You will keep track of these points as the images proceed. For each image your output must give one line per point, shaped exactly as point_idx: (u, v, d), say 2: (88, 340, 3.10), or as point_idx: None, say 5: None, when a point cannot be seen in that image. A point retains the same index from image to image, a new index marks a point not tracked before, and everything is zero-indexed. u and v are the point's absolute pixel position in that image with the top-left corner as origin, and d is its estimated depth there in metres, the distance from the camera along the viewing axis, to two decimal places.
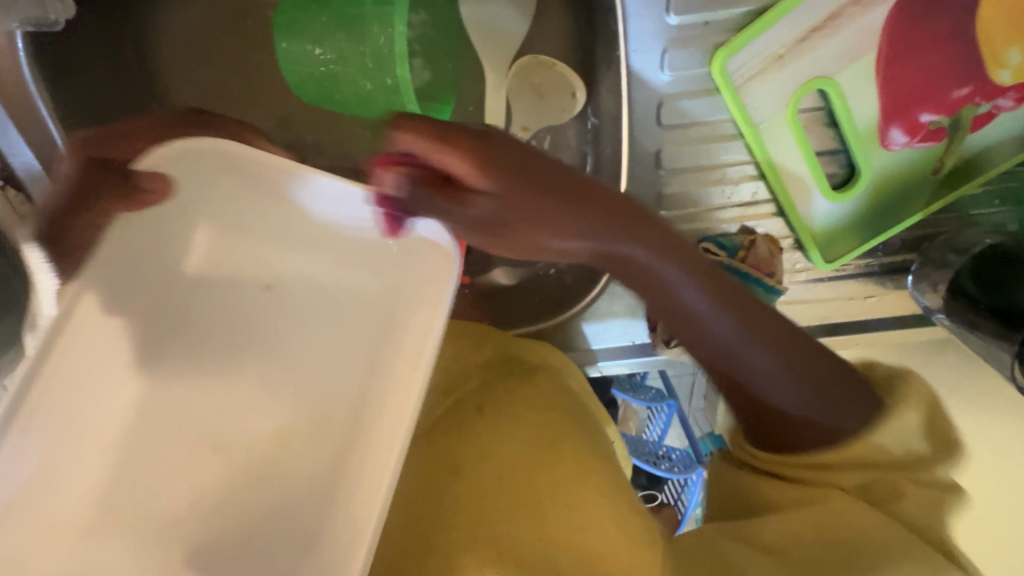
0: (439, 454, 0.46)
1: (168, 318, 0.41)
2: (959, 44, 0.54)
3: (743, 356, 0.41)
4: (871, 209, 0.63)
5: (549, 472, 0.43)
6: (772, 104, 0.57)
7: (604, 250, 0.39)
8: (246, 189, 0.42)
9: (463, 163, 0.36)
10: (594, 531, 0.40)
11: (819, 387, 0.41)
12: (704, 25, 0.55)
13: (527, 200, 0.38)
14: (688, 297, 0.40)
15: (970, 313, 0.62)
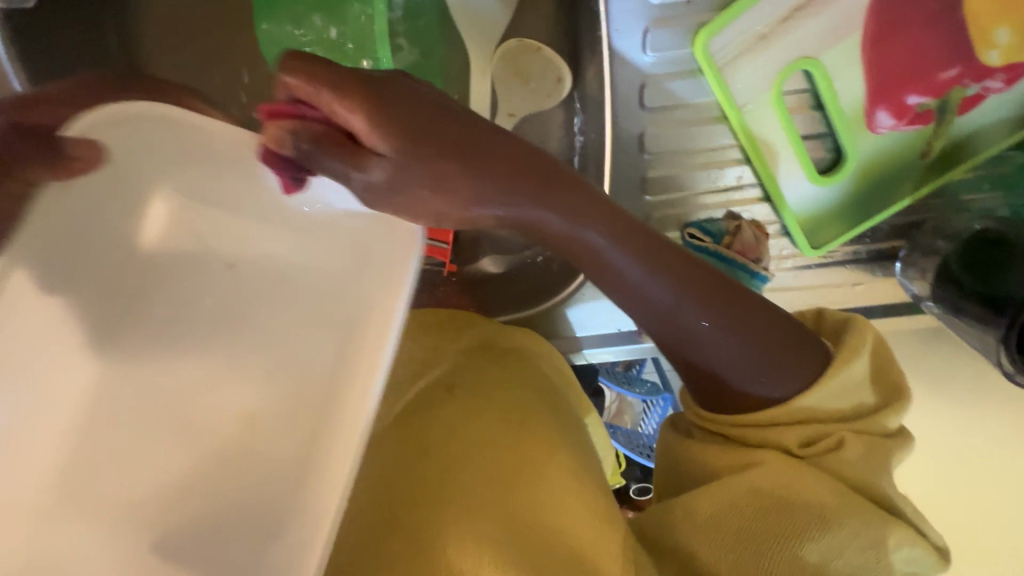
0: (410, 433, 0.45)
1: (119, 302, 0.41)
2: (945, 25, 0.53)
3: (683, 318, 0.40)
4: (858, 193, 0.62)
5: (517, 449, 0.43)
6: (756, 86, 0.56)
7: (526, 217, 0.36)
8: (197, 165, 0.41)
9: (360, 117, 0.31)
10: (560, 510, 0.40)
11: (754, 348, 0.40)
12: (686, 5, 0.55)
13: (435, 162, 0.33)
14: (621, 264, 0.38)
15: (952, 296, 0.61)
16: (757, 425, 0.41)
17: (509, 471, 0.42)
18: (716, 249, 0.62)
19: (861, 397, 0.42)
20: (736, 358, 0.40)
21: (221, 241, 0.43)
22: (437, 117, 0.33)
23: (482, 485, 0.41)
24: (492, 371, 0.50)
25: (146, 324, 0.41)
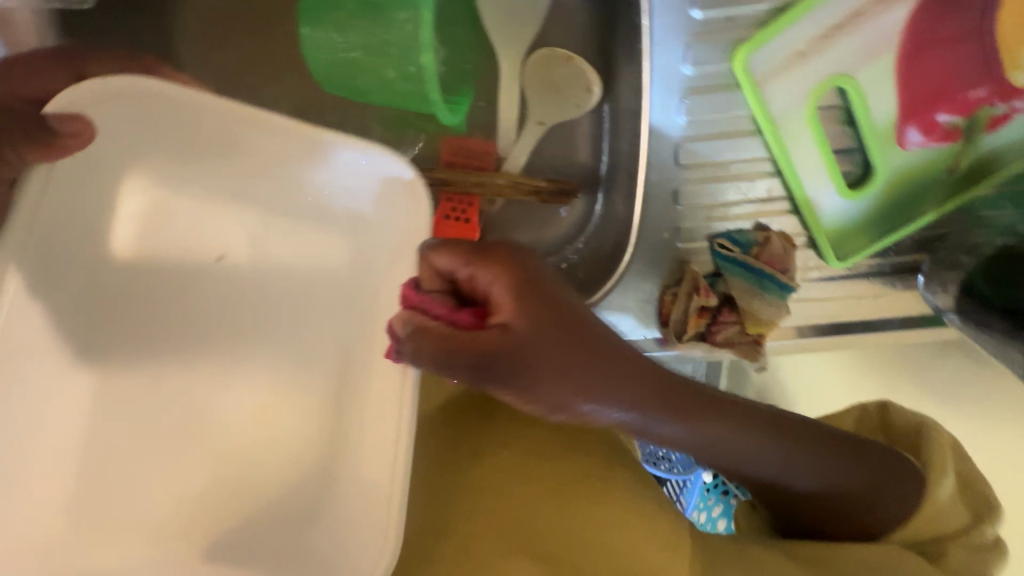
0: (468, 433, 0.47)
1: (110, 295, 0.43)
2: (975, 44, 0.54)
3: (786, 478, 0.44)
4: (885, 208, 0.63)
5: (574, 461, 0.44)
6: (792, 102, 0.57)
7: (642, 415, 0.37)
8: (189, 149, 0.44)
9: (498, 288, 0.35)
10: (616, 526, 0.41)
11: (854, 482, 0.44)
12: (727, 21, 0.57)
13: (556, 351, 0.34)
14: (732, 444, 0.41)
15: (979, 313, 0.64)
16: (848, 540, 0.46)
17: (566, 483, 0.43)
18: (744, 259, 0.63)
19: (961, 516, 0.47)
20: (829, 498, 0.45)
21: (268, 231, 0.46)
22: (567, 332, 0.34)
23: (539, 498, 0.42)
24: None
25: (131, 313, 0.43)
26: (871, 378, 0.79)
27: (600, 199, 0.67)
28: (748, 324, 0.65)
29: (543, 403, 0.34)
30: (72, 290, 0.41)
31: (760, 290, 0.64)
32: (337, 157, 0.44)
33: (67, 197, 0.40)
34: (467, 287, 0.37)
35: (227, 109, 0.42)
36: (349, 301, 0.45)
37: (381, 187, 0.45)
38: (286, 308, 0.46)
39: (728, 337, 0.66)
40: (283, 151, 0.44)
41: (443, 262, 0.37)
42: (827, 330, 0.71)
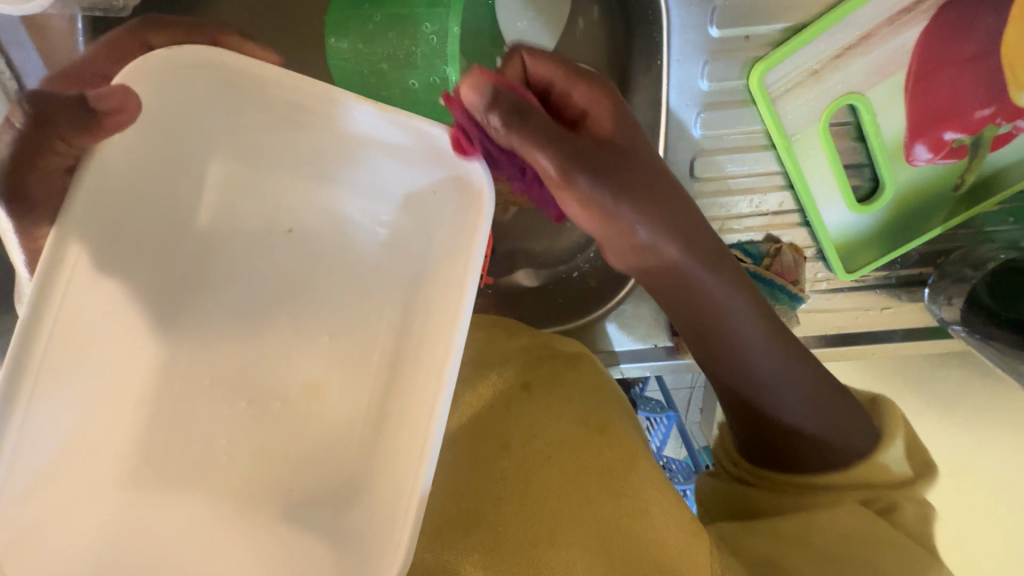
0: (491, 430, 0.48)
1: (187, 272, 0.44)
2: (983, 67, 0.56)
3: (780, 387, 0.48)
4: (893, 222, 0.65)
5: (599, 455, 0.46)
6: (806, 118, 0.59)
7: (674, 248, 0.45)
8: (256, 117, 0.41)
9: (605, 120, 0.43)
10: (641, 514, 0.43)
11: (832, 413, 0.48)
12: (744, 39, 0.57)
13: (633, 176, 0.42)
14: (743, 321, 0.48)
15: (982, 322, 0.66)
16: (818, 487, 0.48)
17: (594, 478, 0.44)
18: (757, 270, 0.65)
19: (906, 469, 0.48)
20: (805, 436, 0.49)
21: (310, 220, 0.46)
22: (641, 167, 0.43)
23: (567, 489, 0.44)
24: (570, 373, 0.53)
25: (208, 295, 0.45)
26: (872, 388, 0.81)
27: None
28: None
29: (601, 217, 0.42)
30: (151, 268, 0.41)
31: (773, 299, 0.67)
32: (396, 125, 0.39)
33: (142, 174, 0.38)
34: (553, 95, 0.44)
35: (290, 79, 0.38)
36: (415, 278, 0.45)
37: (442, 182, 0.42)
38: (341, 293, 0.46)
39: None
40: (340, 121, 0.40)
41: (537, 67, 0.43)
42: (834, 340, 0.73)
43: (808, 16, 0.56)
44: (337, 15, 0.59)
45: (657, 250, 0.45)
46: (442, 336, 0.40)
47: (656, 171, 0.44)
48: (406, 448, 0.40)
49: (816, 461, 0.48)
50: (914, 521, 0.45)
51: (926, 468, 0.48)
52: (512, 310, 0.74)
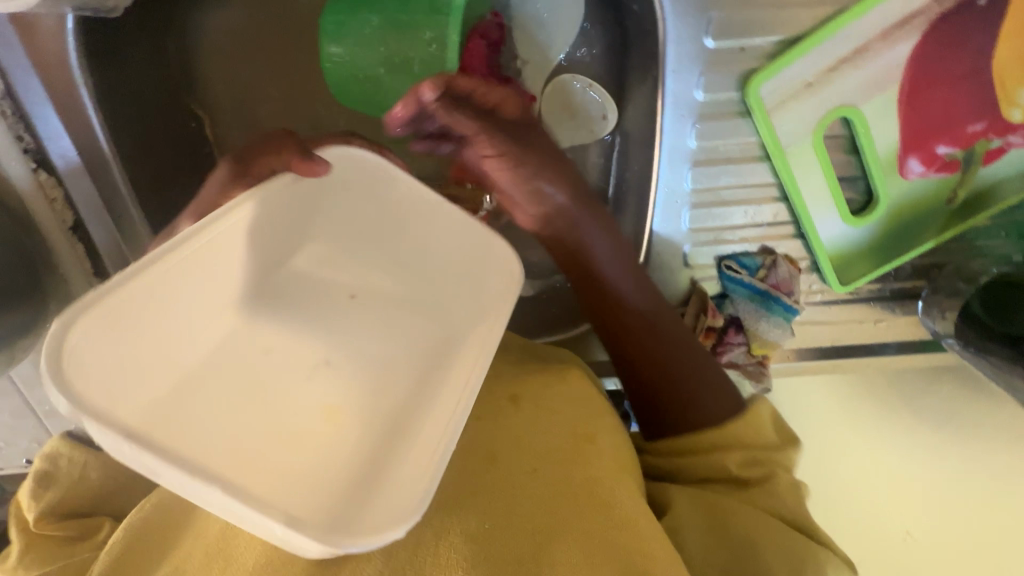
0: (471, 444, 0.47)
1: (269, 287, 0.48)
2: (975, 82, 0.56)
3: (654, 329, 0.55)
4: (886, 235, 0.65)
5: (587, 467, 0.47)
6: (800, 130, 0.59)
7: (569, 206, 0.53)
8: (355, 207, 0.48)
9: (511, 103, 0.50)
10: (627, 527, 0.44)
11: (699, 363, 0.56)
12: (740, 51, 0.57)
13: (539, 152, 0.51)
14: (616, 273, 0.55)
15: (977, 337, 0.66)
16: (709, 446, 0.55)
17: (580, 487, 0.46)
18: (751, 282, 0.66)
19: (770, 435, 0.56)
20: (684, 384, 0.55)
21: (371, 288, 0.51)
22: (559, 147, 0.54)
23: (554, 500, 0.45)
24: (549, 386, 0.53)
25: (274, 322, 0.48)
26: (864, 403, 0.80)
27: None
28: (755, 345, 0.69)
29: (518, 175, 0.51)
30: (262, 248, 0.46)
31: (767, 312, 0.67)
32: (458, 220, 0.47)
33: (287, 202, 0.45)
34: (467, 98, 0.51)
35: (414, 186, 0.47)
36: (443, 349, 0.48)
37: (483, 273, 0.48)
38: (361, 332, 0.50)
39: (733, 358, 0.70)
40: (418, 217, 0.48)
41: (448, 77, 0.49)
42: (826, 351, 0.74)
43: (802, 28, 0.56)
44: (335, 20, 0.58)
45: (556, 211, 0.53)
46: (467, 377, 0.42)
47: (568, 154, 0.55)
48: (418, 448, 0.39)
49: (699, 413, 0.55)
50: (784, 487, 0.53)
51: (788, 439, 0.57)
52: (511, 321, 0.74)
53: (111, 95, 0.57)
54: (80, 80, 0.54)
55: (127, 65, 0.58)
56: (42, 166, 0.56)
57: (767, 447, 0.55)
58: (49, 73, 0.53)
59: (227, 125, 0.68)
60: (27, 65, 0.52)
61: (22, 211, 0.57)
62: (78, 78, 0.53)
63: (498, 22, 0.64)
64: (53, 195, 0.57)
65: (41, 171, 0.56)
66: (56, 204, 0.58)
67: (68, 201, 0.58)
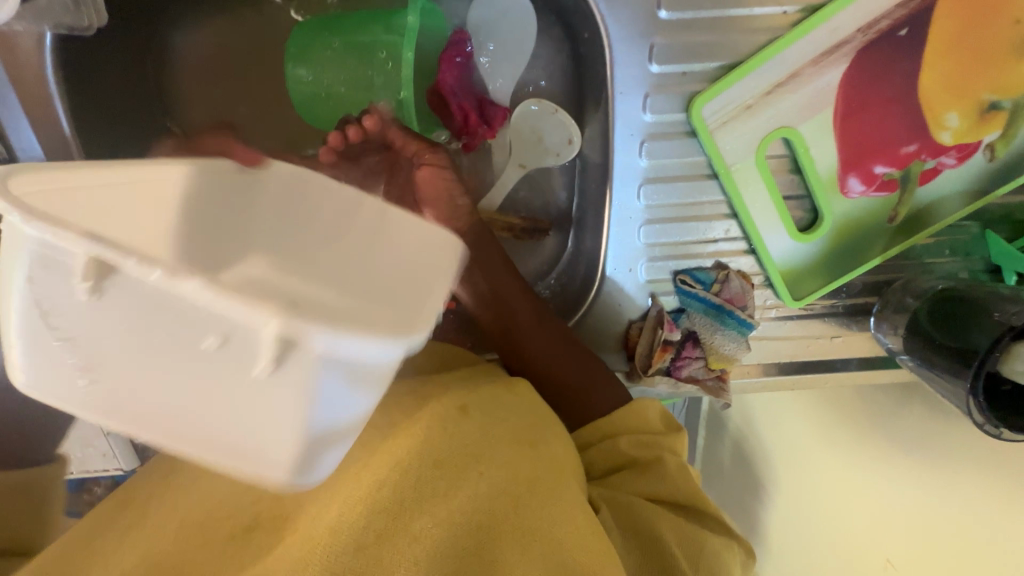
0: (415, 452, 0.45)
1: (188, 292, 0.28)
2: (903, 106, 0.60)
3: (548, 326, 0.63)
4: (834, 251, 0.67)
5: (532, 468, 0.48)
6: (743, 150, 0.62)
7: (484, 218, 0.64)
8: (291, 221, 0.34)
9: None
10: (569, 525, 0.45)
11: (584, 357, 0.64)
12: (683, 75, 0.61)
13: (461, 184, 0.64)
14: (514, 278, 0.64)
15: (924, 348, 0.66)
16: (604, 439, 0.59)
17: (525, 489, 0.46)
18: (706, 297, 0.68)
19: (658, 425, 0.59)
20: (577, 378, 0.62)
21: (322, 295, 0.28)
22: None
23: (497, 502, 0.45)
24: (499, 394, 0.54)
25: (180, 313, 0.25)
26: (843, 427, 0.81)
27: (571, 237, 0.74)
28: (711, 360, 0.70)
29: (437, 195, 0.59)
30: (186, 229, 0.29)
31: (721, 325, 0.69)
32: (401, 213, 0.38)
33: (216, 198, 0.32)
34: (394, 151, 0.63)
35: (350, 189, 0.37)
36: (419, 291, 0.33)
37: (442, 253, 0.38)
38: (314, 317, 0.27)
39: (693, 372, 0.71)
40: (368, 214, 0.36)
41: None
42: (787, 368, 0.75)
43: (739, 55, 0.59)
44: (298, 47, 0.64)
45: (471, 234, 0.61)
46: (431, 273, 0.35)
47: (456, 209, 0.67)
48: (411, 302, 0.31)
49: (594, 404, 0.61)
50: (682, 477, 0.55)
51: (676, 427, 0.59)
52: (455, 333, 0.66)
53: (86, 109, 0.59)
54: (54, 94, 0.56)
55: (102, 81, 0.61)
56: None
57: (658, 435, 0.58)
58: (23, 85, 0.55)
59: None
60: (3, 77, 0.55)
61: None
62: (52, 92, 0.56)
63: (468, 41, 0.65)
64: None
65: None
66: None
67: None
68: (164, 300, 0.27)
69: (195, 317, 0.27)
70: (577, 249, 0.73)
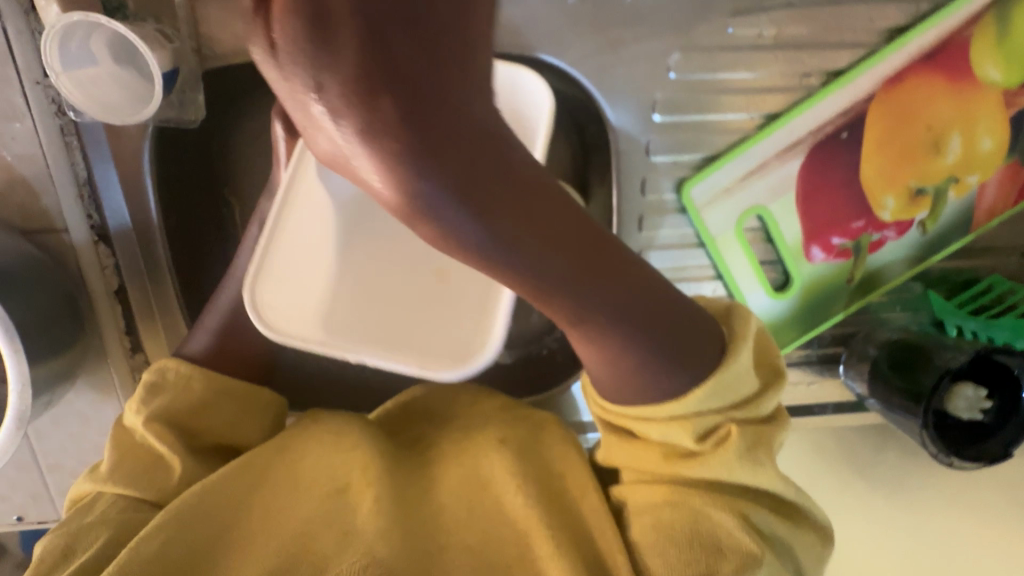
0: (474, 473, 0.61)
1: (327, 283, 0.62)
2: (850, 190, 0.74)
3: (605, 304, 0.43)
4: (804, 308, 0.79)
5: (561, 486, 0.60)
6: (725, 224, 0.75)
7: (460, 195, 0.30)
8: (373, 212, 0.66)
9: None
10: (592, 525, 0.56)
11: (668, 341, 0.48)
12: (674, 163, 0.73)
13: (428, 135, 0.28)
14: (544, 268, 0.37)
15: (885, 391, 0.76)
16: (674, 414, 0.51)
17: (555, 501, 0.58)
18: None
19: (739, 394, 0.53)
20: (658, 356, 0.49)
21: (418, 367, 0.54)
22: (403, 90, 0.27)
23: (534, 507, 0.57)
24: (555, 433, 0.67)
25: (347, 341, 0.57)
26: (834, 469, 0.87)
27: None
28: None
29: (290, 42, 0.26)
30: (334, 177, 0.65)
31: None
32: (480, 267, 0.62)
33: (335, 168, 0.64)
34: None
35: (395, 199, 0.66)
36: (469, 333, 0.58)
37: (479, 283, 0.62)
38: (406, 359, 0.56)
39: None
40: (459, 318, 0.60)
41: None
42: None
43: (718, 149, 0.73)
44: None
45: (362, 139, 0.27)
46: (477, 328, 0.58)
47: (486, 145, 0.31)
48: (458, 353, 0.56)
49: (661, 386, 0.50)
50: (748, 441, 0.52)
51: (767, 387, 0.55)
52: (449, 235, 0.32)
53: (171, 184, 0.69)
54: (147, 173, 0.66)
55: None
56: (101, 239, 0.68)
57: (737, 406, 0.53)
58: (122, 164, 0.65)
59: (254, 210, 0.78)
60: (108, 159, 0.65)
61: (79, 277, 0.69)
62: (146, 169, 0.66)
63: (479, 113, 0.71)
64: (107, 262, 0.69)
65: (101, 244, 0.68)
66: (107, 270, 0.69)
67: (117, 269, 0.70)
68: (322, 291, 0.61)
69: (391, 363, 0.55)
70: None
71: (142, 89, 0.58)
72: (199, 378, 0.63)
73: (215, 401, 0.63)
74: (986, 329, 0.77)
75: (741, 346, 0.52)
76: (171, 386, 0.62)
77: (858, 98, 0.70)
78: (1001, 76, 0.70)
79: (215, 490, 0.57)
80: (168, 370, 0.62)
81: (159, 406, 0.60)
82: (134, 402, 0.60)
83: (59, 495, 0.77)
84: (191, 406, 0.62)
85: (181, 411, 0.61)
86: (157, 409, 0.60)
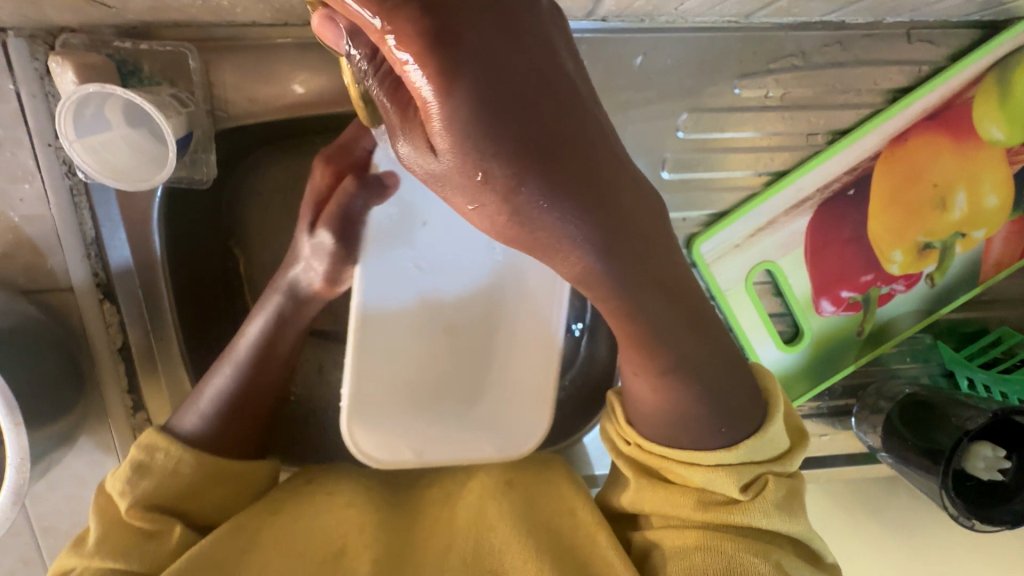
0: (479, 515, 0.60)
1: (372, 350, 0.63)
2: (858, 244, 0.74)
3: (673, 326, 0.46)
4: (815, 361, 0.79)
5: (571, 534, 0.58)
6: (735, 279, 0.74)
7: (597, 219, 0.36)
8: (394, 247, 0.63)
9: None
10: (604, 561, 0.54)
11: (725, 390, 0.50)
12: (684, 220, 0.74)
13: (559, 176, 0.33)
14: (654, 257, 0.41)
15: (900, 447, 0.75)
16: (719, 462, 0.51)
17: (565, 546, 0.57)
18: None
19: (780, 444, 0.53)
20: (714, 407, 0.50)
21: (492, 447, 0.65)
22: (540, 131, 0.32)
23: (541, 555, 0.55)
24: (558, 473, 0.66)
25: (416, 439, 0.64)
26: (848, 522, 0.85)
27: (584, 342, 0.86)
28: None
29: (445, 140, 0.31)
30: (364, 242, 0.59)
31: None
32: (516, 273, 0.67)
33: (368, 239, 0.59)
34: None
35: (419, 221, 0.63)
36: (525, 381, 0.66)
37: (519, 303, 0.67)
38: (474, 435, 0.66)
39: None
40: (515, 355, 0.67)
41: None
42: None
43: (726, 206, 0.73)
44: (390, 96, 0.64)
45: (502, 186, 0.33)
46: (536, 370, 0.66)
47: (590, 147, 0.34)
48: (520, 403, 0.66)
49: (712, 435, 0.51)
50: (778, 492, 0.51)
51: (795, 439, 0.56)
52: (565, 253, 0.37)
53: (179, 241, 0.69)
54: (155, 230, 0.66)
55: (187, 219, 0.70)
56: (107, 297, 0.68)
57: (776, 457, 0.53)
58: (133, 222, 0.65)
59: (260, 263, 0.77)
60: (118, 219, 0.65)
61: (82, 336, 0.67)
62: (154, 227, 0.66)
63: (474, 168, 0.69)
64: (111, 319, 0.68)
65: (107, 301, 0.67)
66: (111, 329, 0.68)
67: (121, 327, 0.69)
68: (367, 361, 0.63)
69: (466, 446, 0.65)
70: (591, 354, 0.86)
71: (156, 151, 0.59)
72: (192, 463, 0.56)
73: (207, 484, 0.58)
74: (1000, 383, 0.76)
75: (779, 407, 0.53)
76: (159, 469, 0.55)
77: (864, 157, 0.71)
78: (1003, 135, 0.71)
79: (215, 540, 0.54)
80: (157, 450, 0.56)
81: (149, 487, 0.54)
82: (118, 481, 0.54)
83: (52, 558, 0.74)
84: (180, 491, 0.56)
85: (169, 497, 0.55)
86: (141, 497, 0.54)
